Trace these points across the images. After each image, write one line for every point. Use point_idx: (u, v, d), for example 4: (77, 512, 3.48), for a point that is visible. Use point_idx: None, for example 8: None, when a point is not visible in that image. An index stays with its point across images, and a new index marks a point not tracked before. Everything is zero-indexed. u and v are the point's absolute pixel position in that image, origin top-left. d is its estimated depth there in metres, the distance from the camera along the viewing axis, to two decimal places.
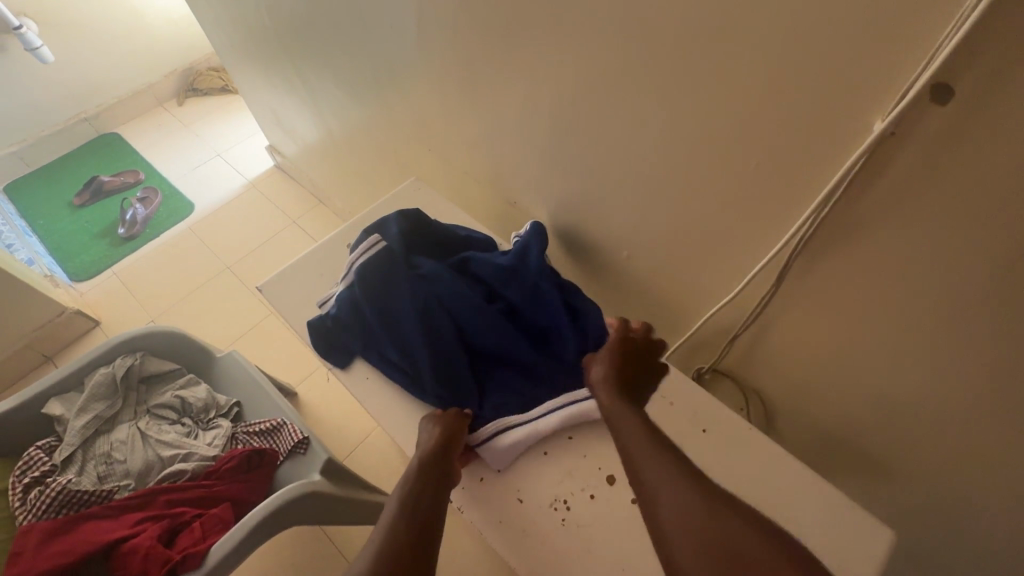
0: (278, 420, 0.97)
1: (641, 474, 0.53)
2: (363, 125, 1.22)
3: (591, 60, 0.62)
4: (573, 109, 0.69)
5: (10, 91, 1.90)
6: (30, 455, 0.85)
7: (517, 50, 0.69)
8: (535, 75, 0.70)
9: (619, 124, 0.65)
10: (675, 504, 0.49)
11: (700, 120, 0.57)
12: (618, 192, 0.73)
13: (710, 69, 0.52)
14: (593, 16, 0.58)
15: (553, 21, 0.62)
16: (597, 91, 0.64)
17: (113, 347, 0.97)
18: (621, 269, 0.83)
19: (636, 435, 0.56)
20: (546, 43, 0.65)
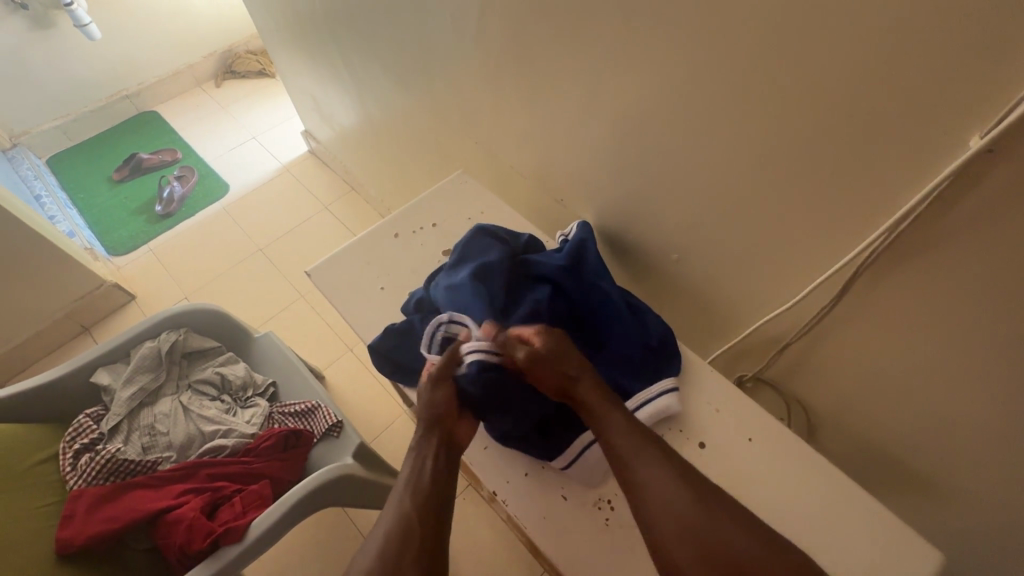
0: (313, 402, 0.99)
1: (632, 470, 0.54)
2: (407, 115, 1.23)
3: (660, 64, 0.62)
4: (634, 111, 0.69)
5: (58, 66, 1.95)
6: (80, 422, 0.87)
7: (581, 50, 0.69)
8: (598, 75, 0.70)
9: (682, 129, 0.65)
10: (667, 504, 0.51)
11: (773, 129, 0.56)
12: (673, 196, 0.73)
13: (790, 79, 0.52)
14: (668, 20, 0.57)
15: (624, 23, 0.62)
16: (663, 95, 0.64)
17: (158, 323, 0.99)
18: (667, 272, 0.83)
19: (619, 429, 0.57)
20: (614, 45, 0.65)
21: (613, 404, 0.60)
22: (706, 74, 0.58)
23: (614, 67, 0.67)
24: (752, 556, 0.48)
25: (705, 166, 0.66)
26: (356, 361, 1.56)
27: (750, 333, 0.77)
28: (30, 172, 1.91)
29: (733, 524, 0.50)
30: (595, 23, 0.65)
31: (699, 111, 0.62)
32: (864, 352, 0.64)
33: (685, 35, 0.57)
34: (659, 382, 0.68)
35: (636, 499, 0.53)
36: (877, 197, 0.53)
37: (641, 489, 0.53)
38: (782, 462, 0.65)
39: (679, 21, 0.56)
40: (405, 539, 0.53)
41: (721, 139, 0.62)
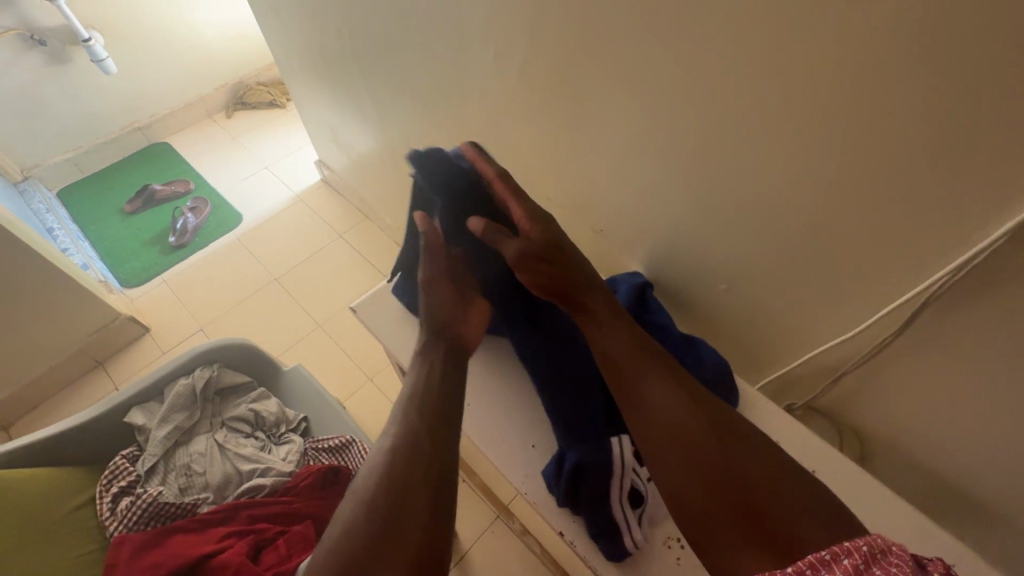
0: (346, 437, 0.97)
1: (631, 385, 0.59)
2: (434, 146, 1.25)
3: (719, 105, 0.63)
4: (688, 148, 0.70)
5: (73, 100, 1.96)
6: (116, 464, 0.85)
7: (635, 89, 0.70)
8: (652, 113, 0.71)
9: (740, 166, 0.66)
10: (658, 409, 0.57)
11: (838, 169, 0.58)
12: (722, 229, 0.74)
13: (857, 121, 0.53)
14: (731, 64, 0.59)
15: (683, 65, 0.63)
16: (721, 135, 0.65)
17: (192, 359, 0.98)
18: (713, 303, 0.84)
19: (618, 347, 0.62)
20: (671, 86, 0.66)
21: (620, 322, 0.64)
22: (766, 114, 0.60)
23: (669, 106, 0.68)
24: (735, 462, 0.52)
25: (761, 202, 0.67)
26: (377, 391, 1.55)
27: (801, 361, 0.77)
28: (41, 205, 1.91)
29: (720, 436, 0.54)
30: (652, 64, 0.66)
31: (760, 150, 0.63)
32: (926, 383, 0.65)
33: (750, 77, 0.58)
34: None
35: (634, 408, 0.58)
36: (947, 233, 0.54)
37: (632, 404, 0.58)
38: (848, 495, 0.65)
39: (743, 65, 0.58)
40: (409, 464, 0.54)
41: (782, 176, 0.63)
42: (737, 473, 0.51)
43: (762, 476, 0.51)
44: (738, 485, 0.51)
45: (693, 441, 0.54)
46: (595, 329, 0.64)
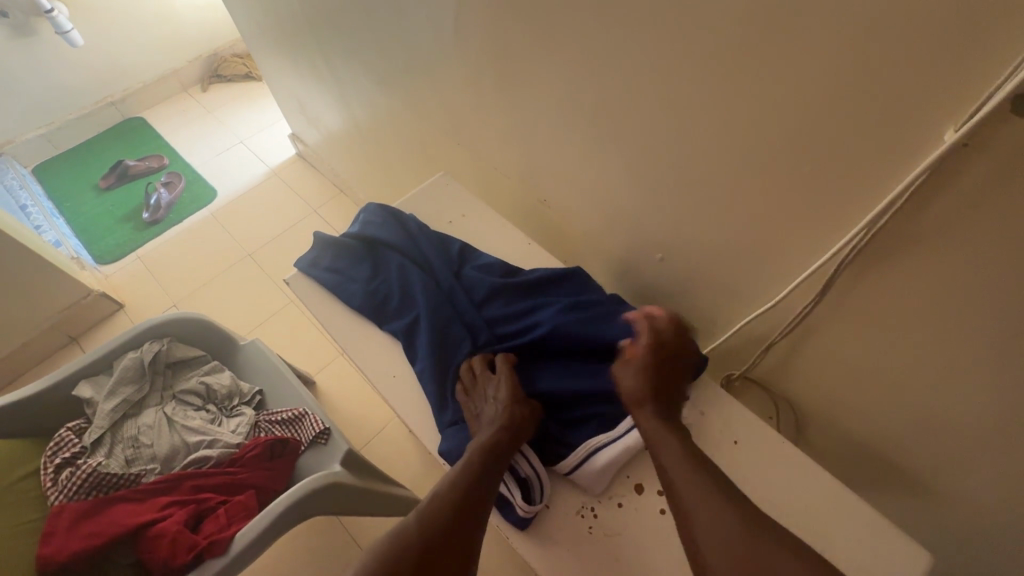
0: (300, 409, 0.98)
1: (682, 499, 0.53)
2: (390, 116, 1.22)
3: (639, 62, 0.60)
4: (617, 111, 0.68)
5: (41, 73, 1.93)
6: (61, 436, 0.86)
7: (561, 50, 0.68)
8: (579, 75, 0.68)
9: (665, 128, 0.64)
10: (712, 530, 0.50)
11: (751, 128, 0.55)
12: (654, 196, 0.72)
13: (767, 76, 0.51)
14: (647, 16, 0.56)
15: (603, 20, 0.60)
16: (643, 95, 0.63)
17: (143, 333, 0.98)
18: (654, 274, 0.82)
19: (675, 455, 0.57)
20: (593, 44, 0.63)
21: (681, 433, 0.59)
22: (683, 71, 0.57)
23: (594, 66, 0.65)
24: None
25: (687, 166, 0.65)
26: (346, 366, 1.55)
27: (736, 333, 0.76)
28: (15, 182, 1.90)
29: (781, 553, 0.48)
30: (573, 20, 0.63)
31: (681, 109, 0.60)
32: (851, 351, 0.63)
33: (664, 31, 0.56)
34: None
35: (687, 527, 0.52)
36: (856, 192, 0.52)
37: (681, 506, 0.53)
38: (768, 464, 0.64)
39: (657, 18, 0.55)
40: (467, 494, 0.56)
41: (702, 136, 0.61)
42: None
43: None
44: None
45: (752, 557, 0.48)
46: (650, 432, 0.60)
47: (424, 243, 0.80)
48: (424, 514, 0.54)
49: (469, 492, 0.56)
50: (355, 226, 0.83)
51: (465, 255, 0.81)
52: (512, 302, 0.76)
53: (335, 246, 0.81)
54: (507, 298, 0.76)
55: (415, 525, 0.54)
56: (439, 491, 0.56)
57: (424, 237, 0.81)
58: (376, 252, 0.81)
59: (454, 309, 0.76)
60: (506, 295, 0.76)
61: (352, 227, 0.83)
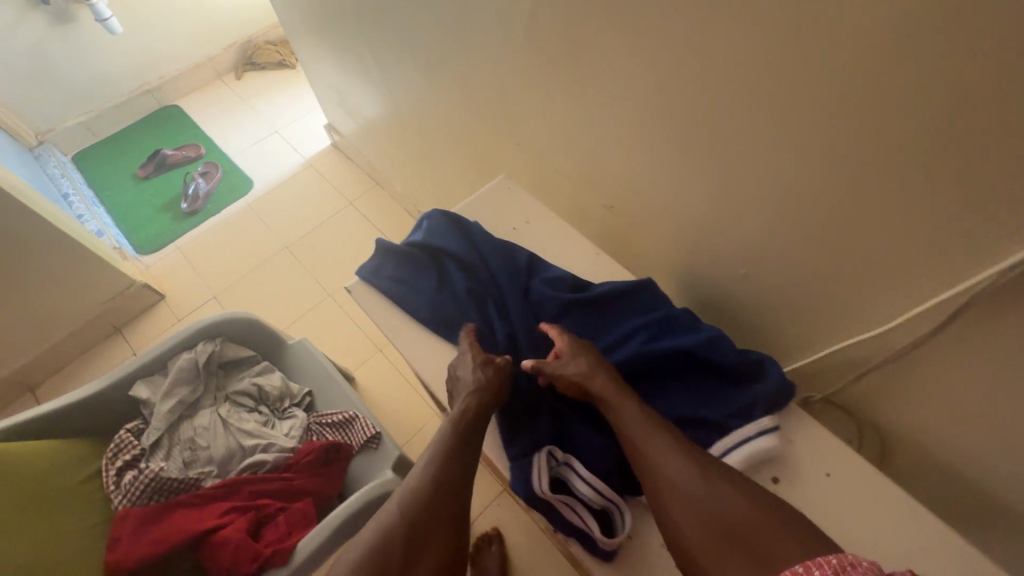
0: (351, 412, 0.97)
1: (642, 454, 0.57)
2: (441, 111, 1.19)
3: (749, 70, 0.56)
4: (712, 120, 0.63)
5: (80, 61, 1.93)
6: (121, 438, 0.86)
7: (654, 53, 0.63)
8: (672, 81, 0.64)
9: (770, 141, 0.59)
10: (673, 480, 0.55)
11: (880, 146, 0.51)
12: (740, 210, 0.68)
13: (903, 89, 0.46)
14: (767, 21, 0.51)
15: (711, 23, 0.56)
16: (748, 105, 0.58)
17: (195, 333, 0.97)
18: (729, 289, 0.78)
19: (633, 417, 0.60)
20: (695, 48, 0.59)
21: (631, 395, 0.63)
22: (797, 81, 0.53)
23: (693, 71, 0.61)
24: (761, 529, 0.51)
25: (791, 182, 0.60)
26: (385, 363, 1.55)
27: (825, 355, 0.71)
28: (57, 170, 1.91)
29: (741, 501, 0.53)
30: (674, 23, 0.59)
31: (794, 123, 0.56)
32: (959, 384, 0.59)
33: (787, 39, 0.51)
34: (756, 421, 0.62)
35: (652, 482, 0.56)
36: (996, 220, 0.47)
37: (645, 465, 0.57)
38: (862, 499, 0.61)
39: (781, 23, 0.50)
40: (445, 477, 0.60)
41: (817, 152, 0.56)
42: (760, 537, 0.51)
43: (789, 540, 0.50)
44: (752, 546, 0.50)
45: (719, 508, 0.52)
46: (606, 403, 0.62)
47: (492, 252, 0.77)
48: (405, 507, 0.58)
49: (446, 487, 0.59)
50: (420, 233, 0.80)
51: (534, 264, 0.77)
52: (581, 319, 0.74)
53: (398, 255, 0.79)
54: (577, 315, 0.73)
55: (396, 522, 0.57)
56: (414, 487, 0.59)
57: (492, 246, 0.77)
58: (440, 262, 0.78)
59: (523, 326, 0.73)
60: (576, 312, 0.73)
61: (414, 236, 0.81)
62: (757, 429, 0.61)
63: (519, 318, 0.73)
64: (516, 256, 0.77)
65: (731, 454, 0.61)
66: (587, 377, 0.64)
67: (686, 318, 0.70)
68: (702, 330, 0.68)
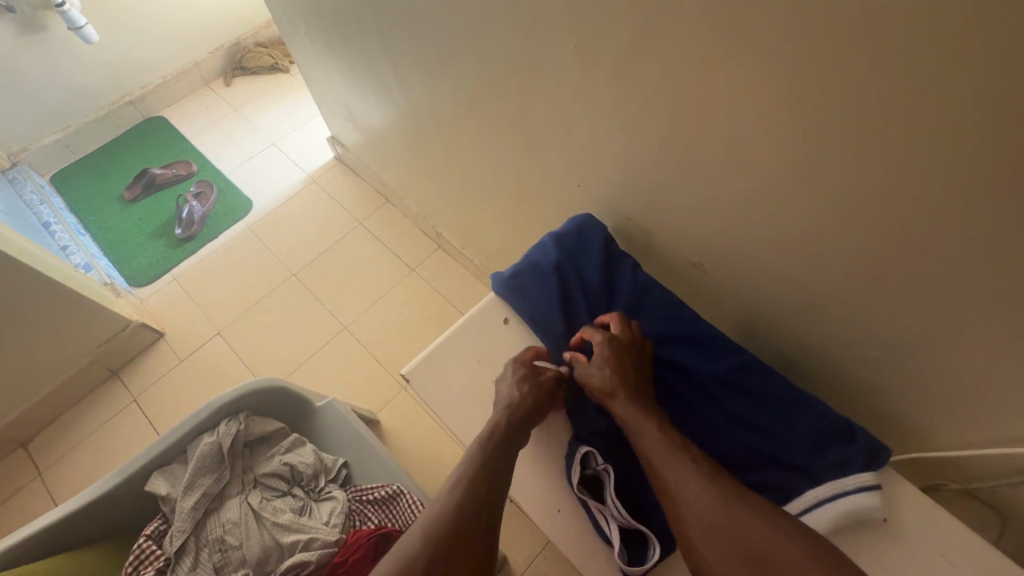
0: (394, 486, 0.87)
1: (661, 477, 0.56)
2: (478, 136, 1.08)
3: (934, 137, 0.46)
4: (862, 186, 0.54)
5: (54, 73, 1.75)
6: (141, 547, 0.75)
7: (802, 108, 0.53)
8: (811, 135, 0.54)
9: (944, 210, 0.50)
10: (694, 508, 0.53)
11: None
12: (875, 281, 0.59)
13: None
14: (990, 89, 0.41)
15: (900, 81, 0.45)
16: (933, 178, 0.48)
17: (216, 411, 0.84)
18: (841, 360, 0.70)
19: (653, 438, 0.59)
20: (866, 109, 0.49)
21: (653, 414, 0.62)
22: (998, 149, 0.44)
23: (857, 134, 0.51)
24: (783, 554, 0.49)
25: (974, 264, 0.51)
26: (412, 402, 1.43)
27: (975, 447, 0.62)
28: (35, 194, 1.75)
29: (769, 531, 0.50)
30: (842, 76, 0.48)
31: (986, 198, 0.46)
32: None
33: (1014, 111, 0.41)
34: (857, 475, 0.57)
35: (673, 510, 0.54)
36: None
37: (664, 489, 0.55)
38: None
39: (995, 89, 0.41)
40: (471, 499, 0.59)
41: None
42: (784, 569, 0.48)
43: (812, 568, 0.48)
44: None
45: (742, 538, 0.50)
46: (625, 420, 0.62)
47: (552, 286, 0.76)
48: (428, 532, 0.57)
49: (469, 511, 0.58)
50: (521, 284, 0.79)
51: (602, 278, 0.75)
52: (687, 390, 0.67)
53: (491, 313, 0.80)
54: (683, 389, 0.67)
55: (422, 541, 0.56)
56: (440, 511, 0.58)
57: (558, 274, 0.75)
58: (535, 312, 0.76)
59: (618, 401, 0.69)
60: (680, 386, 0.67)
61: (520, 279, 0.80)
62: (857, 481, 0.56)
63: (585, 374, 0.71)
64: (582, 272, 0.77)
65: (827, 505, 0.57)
66: (608, 389, 0.64)
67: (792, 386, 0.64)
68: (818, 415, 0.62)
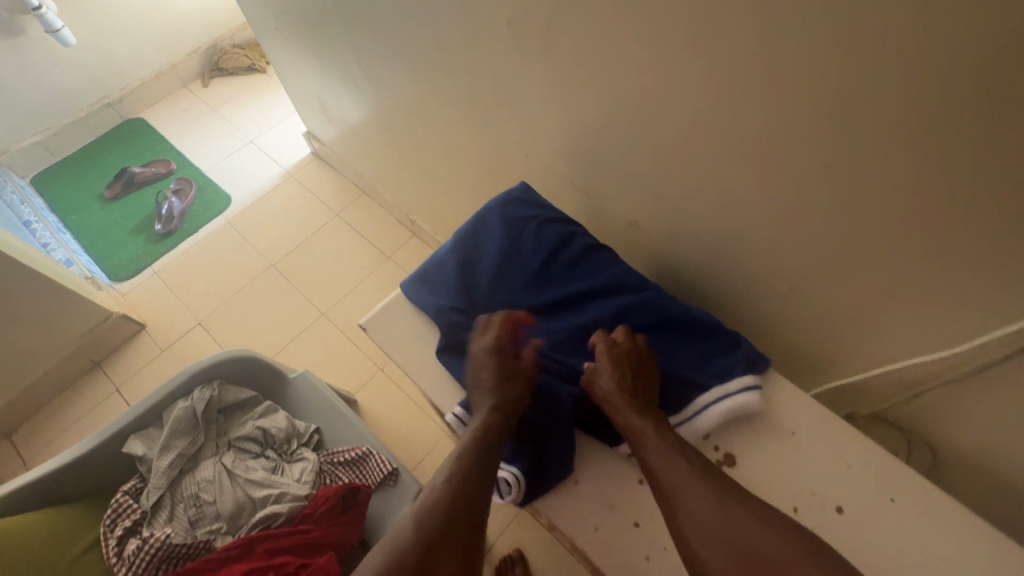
0: (362, 449, 0.92)
1: (658, 481, 0.55)
2: (438, 118, 1.13)
3: (799, 87, 0.53)
4: (752, 136, 0.61)
5: (32, 76, 1.79)
6: (119, 501, 0.79)
7: (703, 68, 0.59)
8: (707, 92, 0.61)
9: (816, 151, 0.57)
10: (693, 510, 0.52)
11: (933, 156, 0.49)
12: (777, 224, 0.66)
13: (958, 97, 0.45)
14: (835, 39, 0.48)
15: (775, 38, 0.52)
16: (814, 121, 0.55)
17: (190, 378, 0.89)
18: (760, 303, 0.77)
19: (654, 445, 0.58)
20: (754, 63, 0.55)
21: (653, 419, 0.60)
22: (847, 93, 0.51)
23: (748, 88, 0.57)
24: (778, 554, 0.48)
25: (847, 198, 0.58)
26: (389, 383, 1.48)
27: (877, 369, 0.70)
28: (15, 195, 1.78)
29: (764, 530, 0.50)
30: (729, 36, 0.55)
31: (846, 139, 0.54)
32: (1010, 390, 0.58)
33: (867, 54, 0.47)
34: (739, 379, 0.64)
35: (671, 513, 0.54)
36: None
37: (663, 492, 0.55)
38: (932, 524, 0.58)
39: (835, 40, 0.48)
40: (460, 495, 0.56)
41: (891, 169, 0.53)
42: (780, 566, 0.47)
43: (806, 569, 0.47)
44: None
45: (739, 538, 0.50)
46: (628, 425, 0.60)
47: (455, 263, 0.77)
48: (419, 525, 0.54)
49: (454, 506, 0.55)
50: (453, 245, 0.80)
51: (504, 240, 0.76)
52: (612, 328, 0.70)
53: (420, 274, 0.79)
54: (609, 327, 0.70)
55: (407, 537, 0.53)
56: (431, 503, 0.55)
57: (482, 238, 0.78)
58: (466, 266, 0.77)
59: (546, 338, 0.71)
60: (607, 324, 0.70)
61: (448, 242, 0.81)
62: (738, 382, 0.63)
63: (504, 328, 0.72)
64: (485, 242, 0.78)
65: (713, 409, 0.63)
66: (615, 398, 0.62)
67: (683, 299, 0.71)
68: (716, 341, 0.68)
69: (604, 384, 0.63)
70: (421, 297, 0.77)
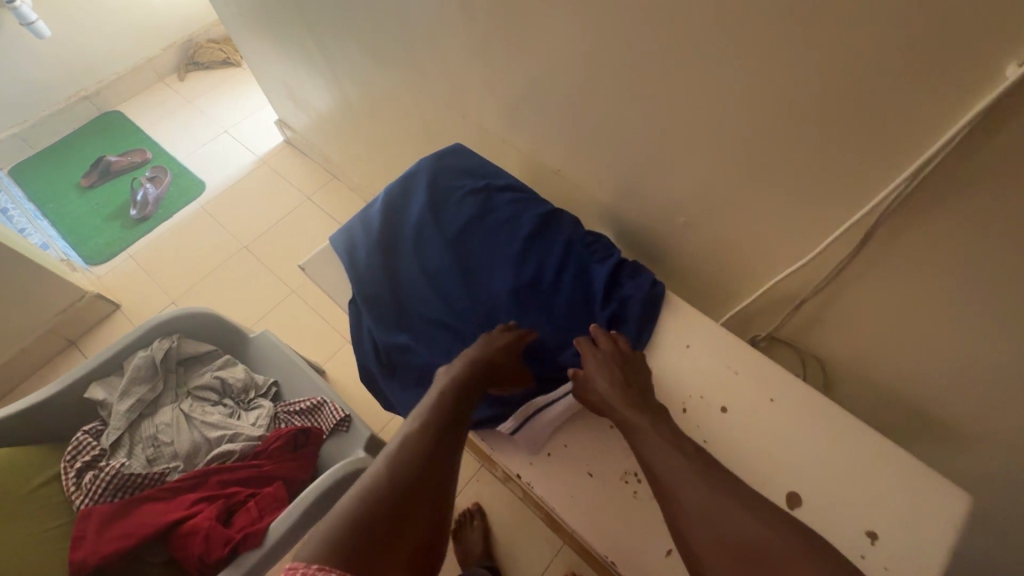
0: (318, 398, 0.95)
1: (659, 475, 0.54)
2: (389, 91, 1.20)
3: (661, 26, 0.61)
4: (637, 76, 0.68)
5: (7, 70, 1.84)
6: (79, 439, 0.85)
7: (588, 16, 0.67)
8: (594, 38, 0.69)
9: (686, 86, 0.65)
10: (695, 504, 0.51)
11: (769, 78, 0.57)
12: (671, 158, 0.74)
13: (775, 21, 0.53)
14: None
15: None
16: (678, 55, 0.62)
17: (149, 331, 0.95)
18: (672, 238, 0.85)
19: (658, 440, 0.57)
20: (624, 7, 0.63)
21: (651, 413, 0.60)
22: (698, 27, 0.58)
23: (625, 32, 0.65)
24: (781, 545, 0.47)
25: (717, 126, 0.66)
26: None
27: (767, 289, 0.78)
28: None
29: (762, 523, 0.49)
30: None
31: (705, 70, 0.61)
32: (868, 291, 0.66)
33: None
34: None
35: (671, 505, 0.53)
36: (876, 133, 0.54)
37: (663, 483, 0.54)
38: (803, 414, 0.65)
39: None
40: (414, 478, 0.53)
41: (741, 94, 0.60)
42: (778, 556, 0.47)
43: (798, 555, 0.47)
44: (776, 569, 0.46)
45: (744, 533, 0.48)
46: (627, 421, 0.60)
47: (385, 214, 0.85)
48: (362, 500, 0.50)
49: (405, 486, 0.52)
50: (387, 198, 0.87)
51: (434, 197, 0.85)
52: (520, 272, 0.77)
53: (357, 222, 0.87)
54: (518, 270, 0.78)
55: (339, 520, 0.48)
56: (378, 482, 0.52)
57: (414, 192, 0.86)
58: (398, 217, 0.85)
59: (461, 281, 0.79)
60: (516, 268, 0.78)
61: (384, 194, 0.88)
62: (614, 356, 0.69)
63: (424, 277, 0.80)
64: (415, 196, 0.87)
65: None
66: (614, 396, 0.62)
67: (596, 243, 0.79)
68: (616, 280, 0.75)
69: (601, 383, 0.64)
70: (353, 243, 0.85)
